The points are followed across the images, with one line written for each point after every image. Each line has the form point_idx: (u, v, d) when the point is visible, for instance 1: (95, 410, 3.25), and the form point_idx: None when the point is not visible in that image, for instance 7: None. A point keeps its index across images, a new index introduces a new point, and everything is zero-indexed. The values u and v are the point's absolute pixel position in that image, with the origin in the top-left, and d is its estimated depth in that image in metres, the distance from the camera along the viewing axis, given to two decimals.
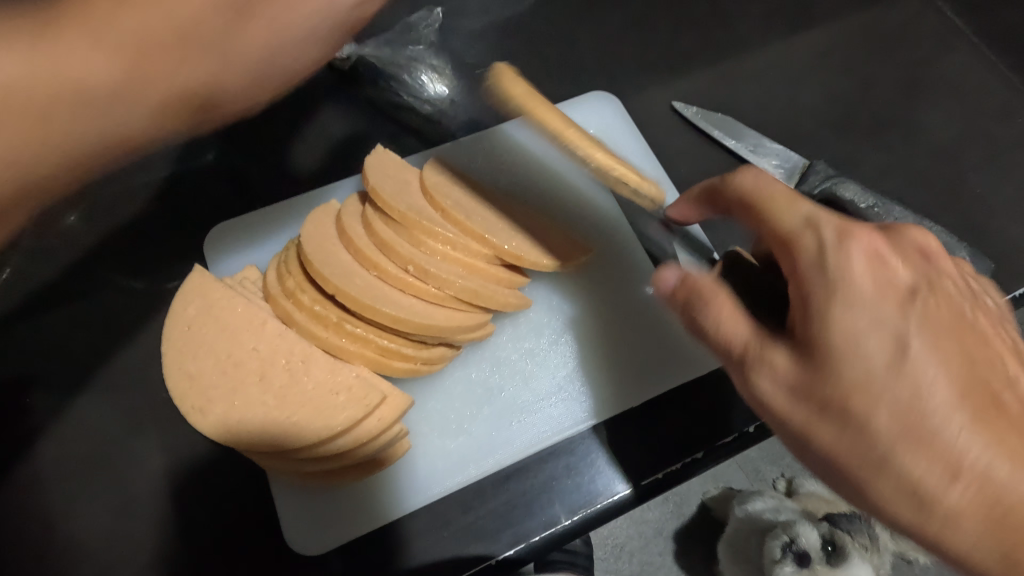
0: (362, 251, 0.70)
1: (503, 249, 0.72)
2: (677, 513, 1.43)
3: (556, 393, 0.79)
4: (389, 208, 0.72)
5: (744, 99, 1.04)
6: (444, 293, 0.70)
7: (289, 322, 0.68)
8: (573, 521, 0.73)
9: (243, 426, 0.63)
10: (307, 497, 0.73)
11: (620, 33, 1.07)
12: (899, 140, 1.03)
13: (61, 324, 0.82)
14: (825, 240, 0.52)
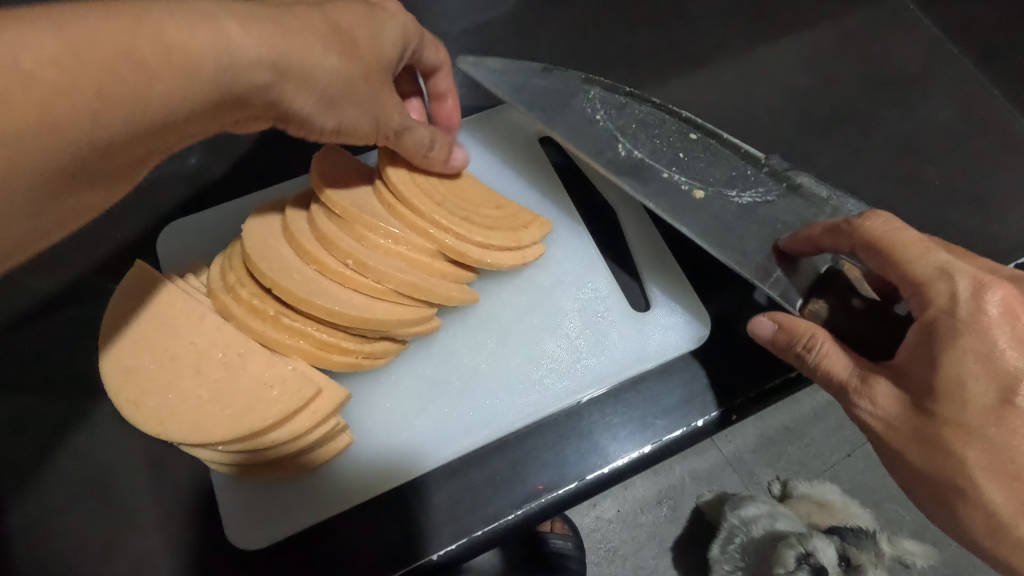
0: (303, 245, 0.70)
1: (446, 244, 0.73)
2: (672, 518, 1.50)
3: (503, 388, 0.79)
4: (331, 202, 0.71)
5: (701, 96, 1.05)
6: (384, 287, 0.71)
7: (225, 315, 0.68)
8: (516, 515, 0.74)
9: (175, 419, 0.63)
10: (249, 492, 0.73)
11: (577, 37, 1.10)
12: (858, 134, 1.03)
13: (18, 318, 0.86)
14: (958, 290, 0.57)
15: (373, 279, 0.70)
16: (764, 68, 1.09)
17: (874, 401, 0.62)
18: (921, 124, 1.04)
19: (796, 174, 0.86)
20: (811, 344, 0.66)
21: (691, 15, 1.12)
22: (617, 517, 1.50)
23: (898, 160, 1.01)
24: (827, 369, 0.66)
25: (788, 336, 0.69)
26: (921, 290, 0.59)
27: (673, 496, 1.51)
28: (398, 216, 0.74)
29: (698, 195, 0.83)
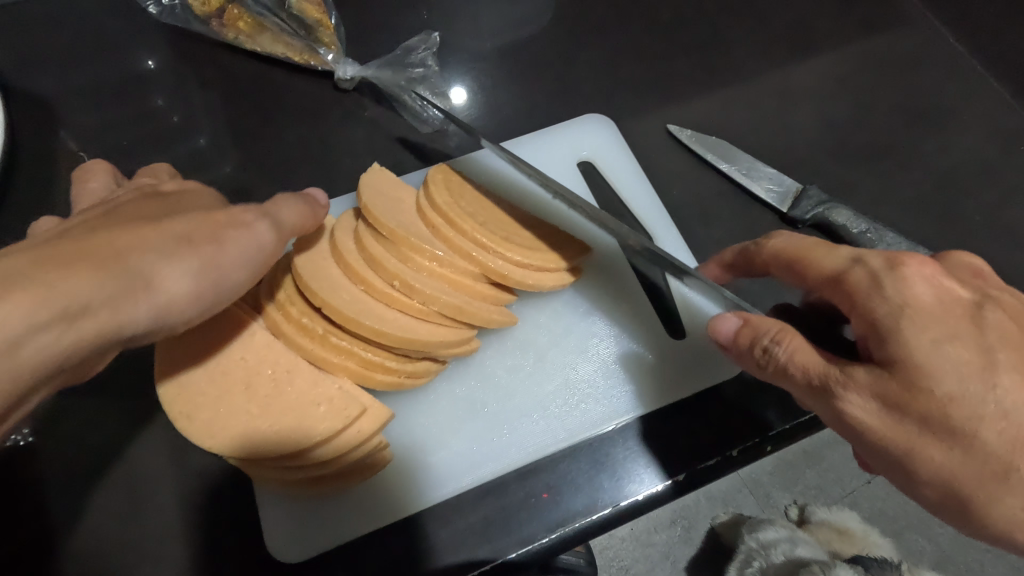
0: (352, 265, 0.72)
1: (490, 267, 0.74)
2: (686, 539, 1.49)
3: (538, 411, 0.80)
4: (379, 225, 0.74)
5: (736, 123, 1.06)
6: (428, 308, 0.72)
7: (275, 333, 0.70)
8: (550, 539, 0.74)
9: (227, 433, 0.65)
10: (289, 506, 0.75)
11: (615, 62, 1.12)
12: (894, 167, 1.03)
13: None
14: (877, 270, 0.59)
15: (418, 301, 0.72)
16: (800, 96, 1.09)
17: (855, 395, 0.57)
18: (958, 157, 1.04)
19: (830, 211, 0.88)
20: (774, 339, 0.63)
21: (728, 43, 1.14)
22: (630, 535, 1.49)
23: (934, 193, 1.01)
24: (794, 368, 0.61)
25: (749, 333, 0.65)
26: (842, 281, 0.60)
27: (688, 515, 1.51)
28: (443, 239, 0.76)
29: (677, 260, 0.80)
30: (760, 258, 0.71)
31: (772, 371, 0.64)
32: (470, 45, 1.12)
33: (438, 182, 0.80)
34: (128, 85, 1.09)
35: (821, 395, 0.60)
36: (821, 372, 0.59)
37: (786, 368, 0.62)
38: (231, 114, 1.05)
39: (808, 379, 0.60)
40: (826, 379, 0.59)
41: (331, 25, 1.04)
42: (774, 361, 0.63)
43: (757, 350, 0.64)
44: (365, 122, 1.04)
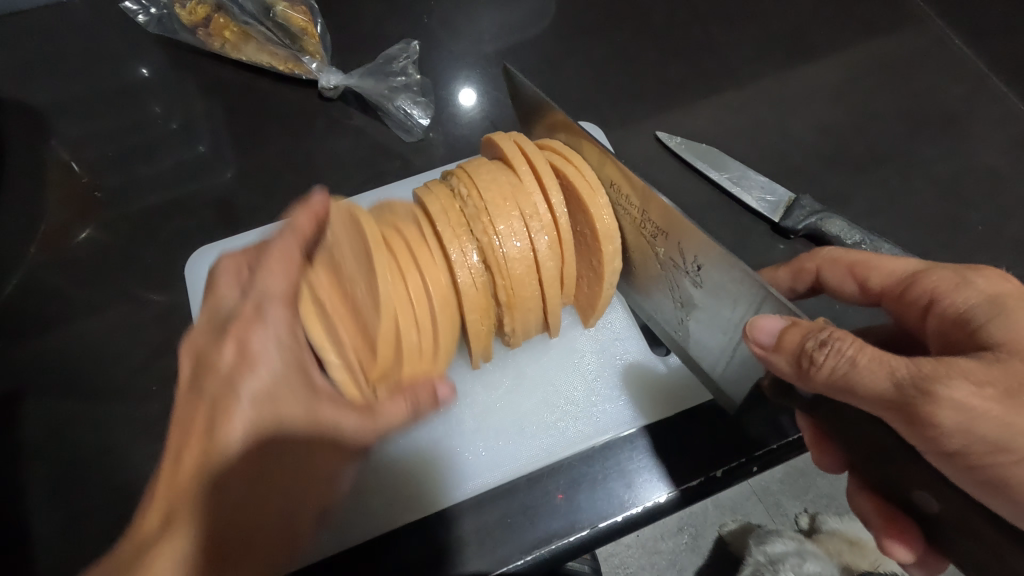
0: (505, 183, 0.72)
1: (606, 246, 0.73)
2: (694, 547, 1.46)
3: (517, 429, 0.79)
4: (523, 164, 0.73)
5: (730, 129, 1.03)
6: (538, 259, 0.71)
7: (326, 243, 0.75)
8: (526, 562, 0.73)
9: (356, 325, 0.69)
10: None
11: (607, 66, 1.09)
12: (896, 173, 0.99)
13: (62, 333, 0.92)
14: (956, 276, 0.61)
15: (543, 239, 0.71)
16: (796, 102, 1.06)
17: (963, 382, 0.49)
18: (964, 164, 1.00)
19: (824, 221, 0.86)
20: (835, 333, 0.53)
21: (723, 46, 1.11)
22: (638, 543, 1.47)
23: (936, 202, 0.97)
24: (861, 372, 0.51)
25: (800, 327, 0.55)
26: (920, 280, 0.64)
27: (695, 523, 1.48)
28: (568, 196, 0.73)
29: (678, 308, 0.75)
30: (811, 262, 0.75)
31: (827, 374, 0.53)
32: (458, 51, 1.11)
33: (555, 143, 0.79)
34: (117, 94, 1.10)
35: (904, 409, 0.50)
36: (913, 369, 0.49)
37: (851, 368, 0.51)
38: (219, 123, 1.05)
39: (888, 386, 0.50)
40: (919, 380, 0.49)
41: (316, 34, 1.04)
42: (835, 357, 0.52)
43: (808, 347, 0.54)
44: (352, 131, 1.03)
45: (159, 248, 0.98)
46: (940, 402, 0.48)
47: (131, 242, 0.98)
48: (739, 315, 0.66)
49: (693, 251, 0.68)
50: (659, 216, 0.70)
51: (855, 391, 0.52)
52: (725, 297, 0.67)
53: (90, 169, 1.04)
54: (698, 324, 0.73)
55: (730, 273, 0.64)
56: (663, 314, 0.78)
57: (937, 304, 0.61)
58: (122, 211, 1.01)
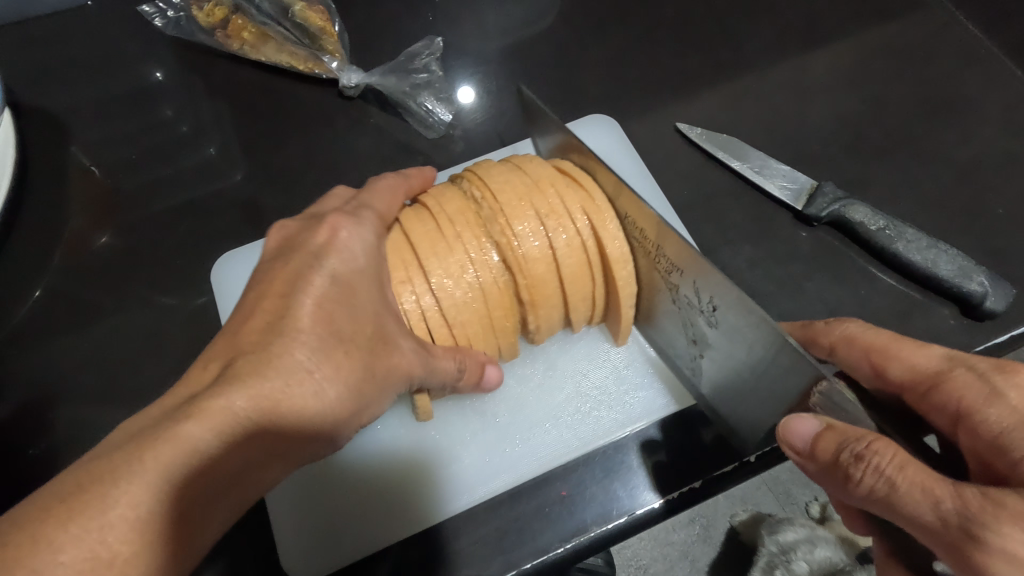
0: (513, 192, 0.72)
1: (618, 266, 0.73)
2: (705, 538, 1.47)
3: (551, 420, 0.80)
4: (534, 176, 0.75)
5: (748, 119, 1.03)
6: (558, 258, 0.72)
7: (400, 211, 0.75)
8: (565, 549, 0.74)
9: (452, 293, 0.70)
10: (299, 516, 0.77)
11: (623, 59, 1.10)
12: (914, 158, 1.00)
13: (88, 338, 0.92)
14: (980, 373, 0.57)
15: (560, 240, 0.72)
16: (812, 90, 1.06)
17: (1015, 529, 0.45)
18: (981, 148, 1.01)
19: (848, 208, 0.86)
20: (870, 447, 0.53)
21: (739, 36, 1.12)
22: (649, 535, 1.48)
23: (955, 186, 0.97)
24: (903, 496, 0.50)
25: (835, 434, 0.56)
26: (944, 383, 0.58)
27: (706, 514, 1.48)
28: (584, 213, 0.73)
29: (696, 341, 0.73)
30: (825, 338, 0.68)
31: (867, 490, 0.53)
32: (475, 45, 1.11)
33: (568, 166, 0.78)
34: (133, 97, 1.10)
35: (957, 552, 0.47)
36: (959, 502, 0.47)
37: (889, 489, 0.51)
38: (236, 125, 1.06)
39: (934, 519, 0.48)
40: (966, 521, 0.47)
41: (335, 32, 1.04)
42: (873, 474, 0.52)
43: (844, 459, 0.54)
44: (372, 128, 1.03)
45: (182, 252, 0.98)
46: (991, 551, 0.45)
47: (154, 247, 0.99)
48: (752, 358, 0.66)
49: (709, 293, 0.66)
50: (672, 254, 0.68)
51: (898, 512, 0.51)
52: (738, 342, 0.66)
53: (110, 173, 1.05)
54: (711, 362, 0.73)
55: (747, 321, 0.63)
56: (678, 343, 0.78)
57: (968, 418, 0.56)
58: (142, 215, 1.01)
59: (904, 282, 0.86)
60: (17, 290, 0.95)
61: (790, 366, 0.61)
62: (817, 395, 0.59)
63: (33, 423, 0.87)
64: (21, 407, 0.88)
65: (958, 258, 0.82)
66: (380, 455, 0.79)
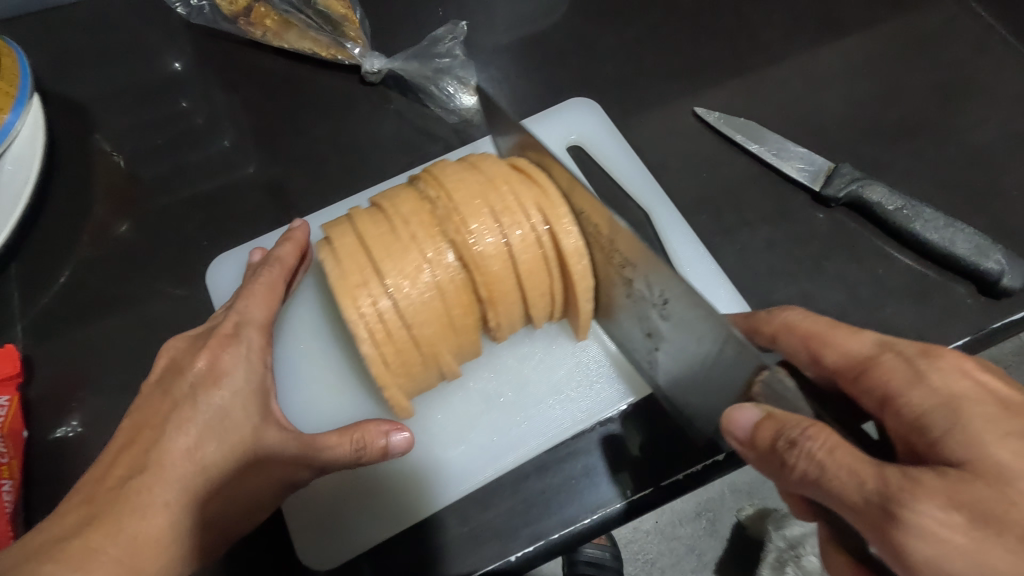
0: (465, 193, 0.73)
1: (573, 264, 0.74)
2: (712, 532, 1.45)
3: (552, 398, 0.82)
4: (486, 172, 0.76)
5: (764, 105, 1.05)
6: (511, 257, 0.73)
7: (350, 216, 0.77)
8: (592, 520, 0.77)
9: (398, 302, 0.71)
10: (326, 497, 0.79)
11: (640, 46, 1.11)
12: (928, 142, 1.01)
13: (106, 325, 0.90)
14: (909, 358, 0.57)
15: (512, 239, 0.72)
16: (827, 76, 1.08)
17: (928, 508, 0.47)
18: (993, 130, 1.02)
19: (865, 188, 0.87)
20: (803, 437, 0.54)
21: (754, 24, 1.13)
22: (656, 529, 1.45)
23: (970, 168, 0.99)
24: (832, 479, 0.51)
25: (775, 423, 0.57)
26: (873, 367, 0.59)
27: (712, 508, 1.45)
28: (540, 211, 0.74)
29: (648, 336, 0.76)
30: (767, 325, 0.69)
31: (800, 475, 0.54)
32: (492, 33, 1.13)
33: (523, 164, 0.79)
34: (153, 88, 1.11)
35: (877, 531, 0.49)
36: (881, 482, 0.49)
37: (820, 474, 0.52)
38: (258, 112, 1.07)
39: (858, 498, 0.49)
40: (886, 501, 0.48)
41: (356, 20, 1.05)
42: (805, 460, 0.53)
43: (781, 447, 0.55)
44: (393, 114, 1.05)
45: (208, 234, 0.98)
46: (910, 529, 0.47)
47: (175, 234, 0.98)
48: (704, 350, 0.67)
49: (660, 286, 0.68)
50: (624, 248, 0.70)
51: (828, 496, 0.52)
52: (690, 334, 0.68)
53: (133, 162, 1.05)
54: (667, 355, 0.75)
55: (695, 314, 0.64)
56: (634, 339, 0.80)
57: (891, 404, 0.57)
58: (163, 203, 1.01)
59: (921, 261, 0.88)
60: (43, 274, 0.94)
61: (736, 357, 0.63)
62: (760, 384, 0.61)
63: (56, 407, 0.84)
64: (50, 388, 0.86)
65: (975, 236, 0.83)
66: None
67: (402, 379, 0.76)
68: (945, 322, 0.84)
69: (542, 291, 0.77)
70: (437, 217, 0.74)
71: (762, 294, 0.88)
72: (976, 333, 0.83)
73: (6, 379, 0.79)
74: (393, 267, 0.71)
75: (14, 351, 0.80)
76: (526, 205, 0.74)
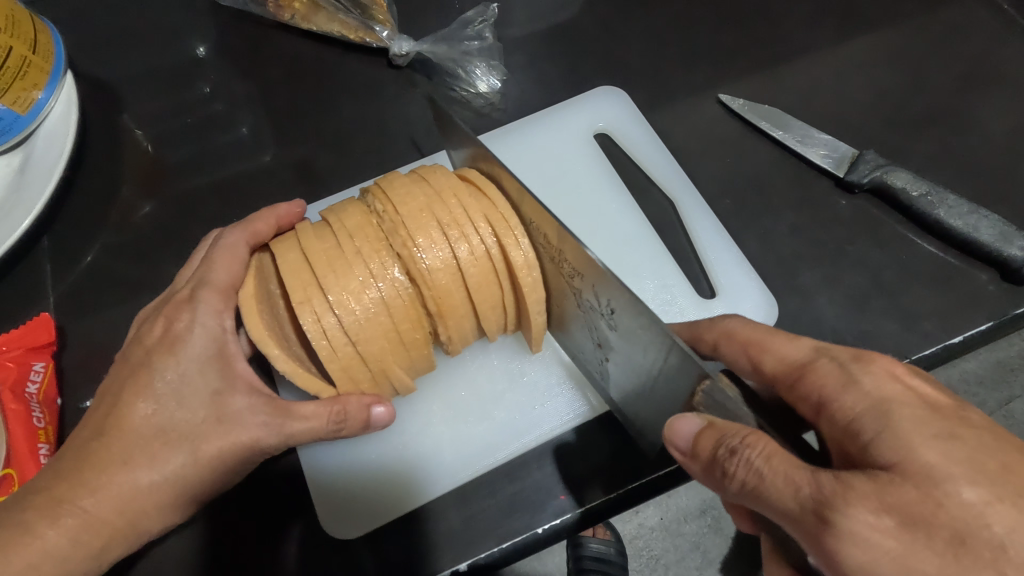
0: (410, 206, 0.71)
1: (524, 276, 0.72)
2: (716, 529, 1.33)
3: (572, 379, 0.81)
4: (434, 182, 0.74)
5: (787, 95, 1.06)
6: (460, 270, 0.71)
7: (293, 231, 0.73)
8: (620, 494, 0.76)
9: (341, 320, 0.68)
10: (346, 471, 0.77)
11: (665, 35, 1.12)
12: (951, 133, 1.02)
13: (129, 301, 0.92)
14: (842, 362, 0.54)
15: (460, 253, 0.71)
16: (850, 67, 1.09)
17: (861, 512, 0.44)
18: (1017, 123, 1.03)
19: (889, 174, 0.88)
20: (742, 442, 0.50)
21: (779, 15, 1.14)
22: (660, 525, 1.35)
23: (994, 159, 0.99)
24: (767, 485, 0.48)
25: (715, 430, 0.54)
26: (808, 373, 0.55)
27: (718, 505, 1.34)
28: (489, 222, 0.72)
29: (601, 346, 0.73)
30: (708, 333, 0.66)
31: (740, 485, 0.51)
32: (519, 19, 1.13)
33: (473, 175, 0.76)
34: (180, 70, 1.12)
35: (811, 537, 0.45)
36: (815, 487, 0.45)
37: (758, 480, 0.49)
38: (286, 94, 1.08)
39: (792, 505, 0.46)
40: (819, 505, 0.45)
41: (384, 4, 1.05)
42: (744, 467, 0.49)
43: (721, 455, 0.52)
44: (420, 97, 1.06)
45: (236, 213, 0.99)
46: (842, 535, 0.43)
47: (199, 214, 0.99)
48: (650, 361, 0.65)
49: (606, 298, 0.65)
50: (573, 258, 0.68)
51: (766, 505, 0.48)
52: (638, 346, 0.65)
53: (158, 143, 1.06)
54: (616, 366, 0.72)
55: (639, 324, 0.62)
56: (585, 348, 0.77)
57: (825, 409, 0.53)
58: (187, 183, 1.02)
59: (943, 248, 0.88)
60: (74, 249, 0.95)
61: (678, 367, 0.60)
62: (701, 394, 0.58)
63: (83, 379, 0.86)
64: (82, 358, 0.87)
65: (999, 223, 0.83)
66: (417, 408, 0.80)
67: None
68: (968, 308, 0.84)
69: (493, 305, 0.75)
70: (382, 232, 0.71)
71: (786, 278, 0.88)
72: (999, 319, 0.83)
73: (41, 347, 0.81)
74: (337, 281, 0.68)
75: (49, 320, 0.82)
76: (473, 217, 0.72)
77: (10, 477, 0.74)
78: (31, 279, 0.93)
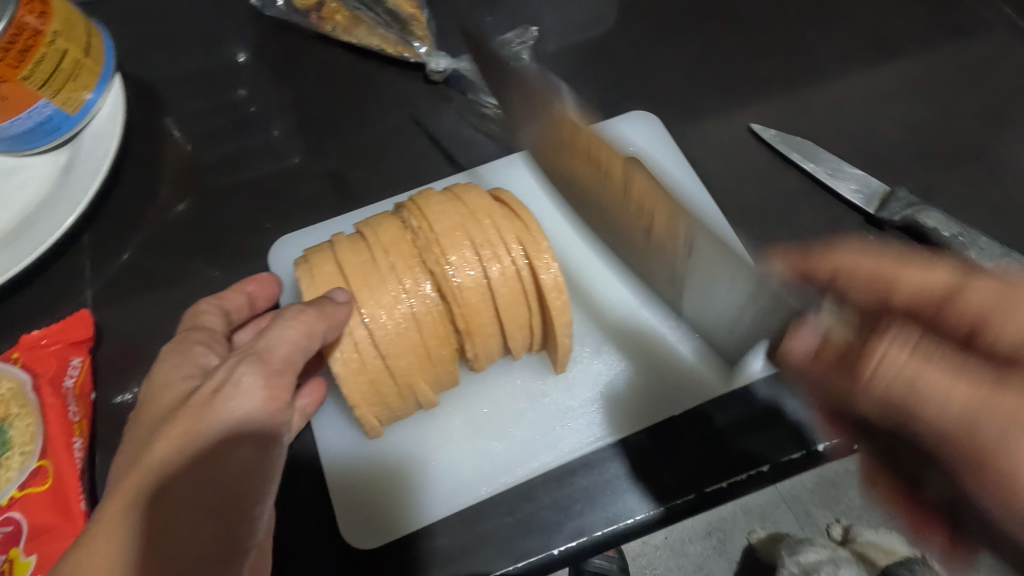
0: (445, 224, 0.72)
1: (552, 299, 0.73)
2: (721, 552, 1.33)
3: (593, 401, 0.82)
4: (469, 200, 0.75)
5: (819, 124, 1.06)
6: (490, 290, 0.72)
7: (330, 243, 0.75)
8: (637, 520, 0.75)
9: (373, 333, 0.69)
10: (367, 482, 0.78)
11: (698, 60, 1.12)
12: (984, 171, 1.01)
13: (160, 299, 0.94)
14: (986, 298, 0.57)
15: (491, 273, 0.72)
16: (883, 100, 1.08)
17: None
18: None
19: (920, 214, 0.87)
20: (897, 334, 0.49)
21: (813, 44, 1.14)
22: (664, 545, 1.34)
23: None
24: (932, 390, 0.47)
25: (886, 338, 0.50)
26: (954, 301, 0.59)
27: (723, 527, 1.34)
28: (521, 243, 0.73)
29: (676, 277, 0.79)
30: (826, 262, 0.66)
31: (893, 374, 0.49)
32: (553, 37, 1.15)
33: (507, 196, 0.78)
34: (219, 74, 1.15)
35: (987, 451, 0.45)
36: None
37: (918, 367, 0.48)
38: (321, 103, 1.10)
39: (969, 421, 0.45)
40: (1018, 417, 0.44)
41: (424, 20, 1.09)
42: (898, 355, 0.49)
43: (880, 348, 0.50)
44: (453, 112, 1.08)
45: (269, 218, 1.01)
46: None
47: (233, 217, 1.01)
48: (733, 293, 0.72)
49: (689, 235, 0.73)
50: (640, 194, 0.78)
51: (925, 416, 0.47)
52: (711, 269, 0.73)
53: (195, 145, 1.09)
54: (694, 300, 0.79)
55: (724, 249, 0.71)
56: (665, 287, 0.83)
57: (978, 336, 0.56)
58: (222, 185, 1.04)
59: None
60: (112, 246, 0.98)
61: (751, 293, 0.70)
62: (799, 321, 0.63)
63: (112, 373, 0.87)
64: (115, 352, 0.89)
65: None
66: (438, 422, 0.81)
67: (377, 407, 0.74)
68: None
69: (520, 325, 0.76)
70: (416, 247, 0.73)
71: None
72: None
73: (80, 342, 0.85)
74: (370, 297, 0.70)
75: (87, 316, 0.85)
76: (506, 237, 0.73)
77: (45, 469, 0.77)
78: (72, 274, 0.96)
